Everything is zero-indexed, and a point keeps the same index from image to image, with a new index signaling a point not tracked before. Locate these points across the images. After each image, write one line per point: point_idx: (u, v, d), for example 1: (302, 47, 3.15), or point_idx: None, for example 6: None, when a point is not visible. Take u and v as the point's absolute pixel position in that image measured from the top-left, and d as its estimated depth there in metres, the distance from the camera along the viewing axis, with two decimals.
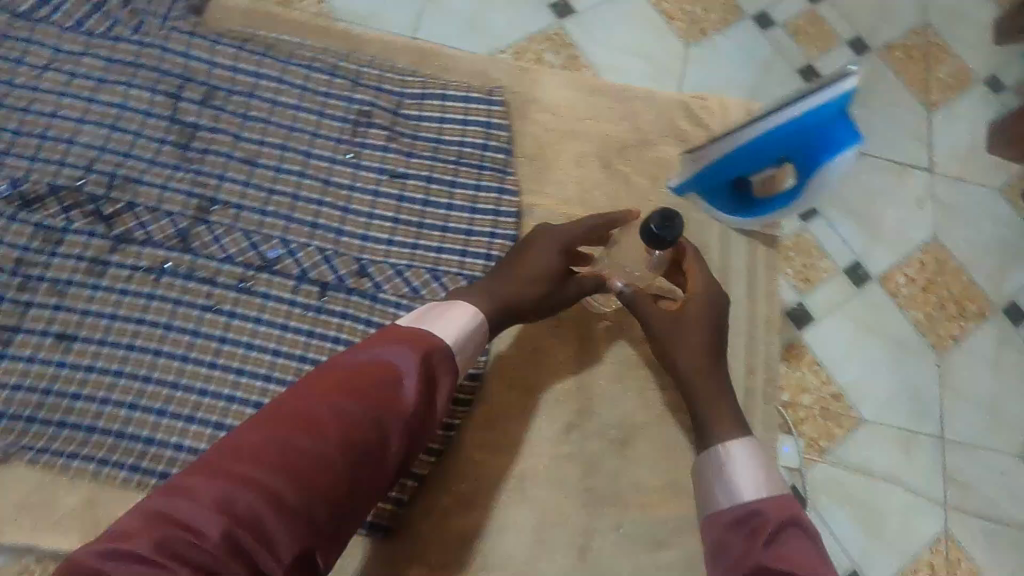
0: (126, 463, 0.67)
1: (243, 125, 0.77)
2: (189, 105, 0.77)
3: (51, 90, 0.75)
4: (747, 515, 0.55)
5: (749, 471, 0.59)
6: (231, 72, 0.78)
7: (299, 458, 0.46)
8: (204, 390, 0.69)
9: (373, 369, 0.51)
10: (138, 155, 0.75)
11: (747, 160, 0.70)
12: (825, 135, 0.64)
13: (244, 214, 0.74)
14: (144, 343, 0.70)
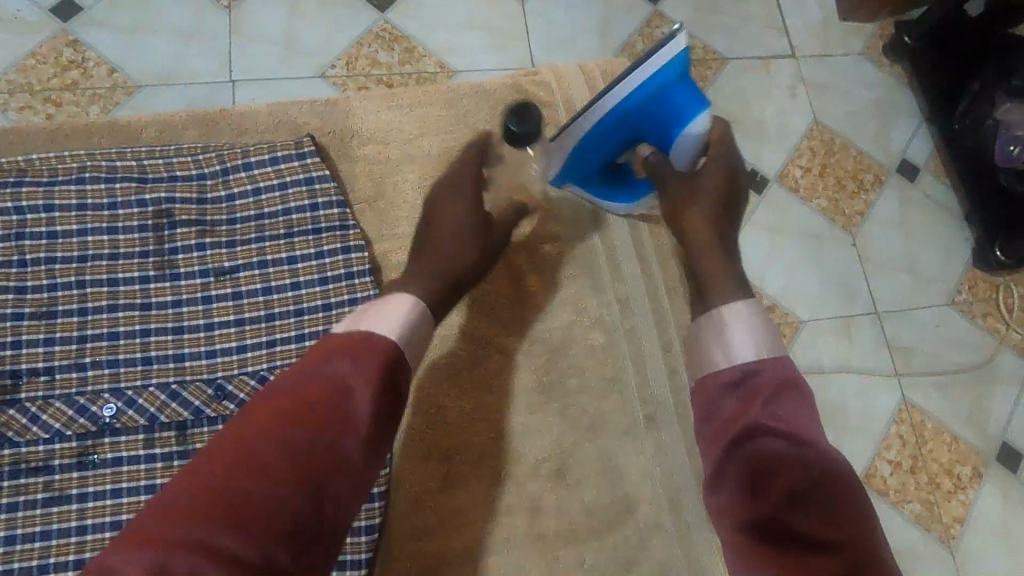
0: None
1: (30, 272, 0.69)
2: None
3: None
4: (756, 397, 0.48)
5: (757, 334, 0.51)
6: (34, 213, 0.70)
7: (251, 504, 0.41)
8: None
9: (321, 392, 0.46)
10: None
11: (592, 155, 0.66)
12: (663, 106, 0.60)
13: (57, 377, 0.67)
14: (16, 536, 0.63)
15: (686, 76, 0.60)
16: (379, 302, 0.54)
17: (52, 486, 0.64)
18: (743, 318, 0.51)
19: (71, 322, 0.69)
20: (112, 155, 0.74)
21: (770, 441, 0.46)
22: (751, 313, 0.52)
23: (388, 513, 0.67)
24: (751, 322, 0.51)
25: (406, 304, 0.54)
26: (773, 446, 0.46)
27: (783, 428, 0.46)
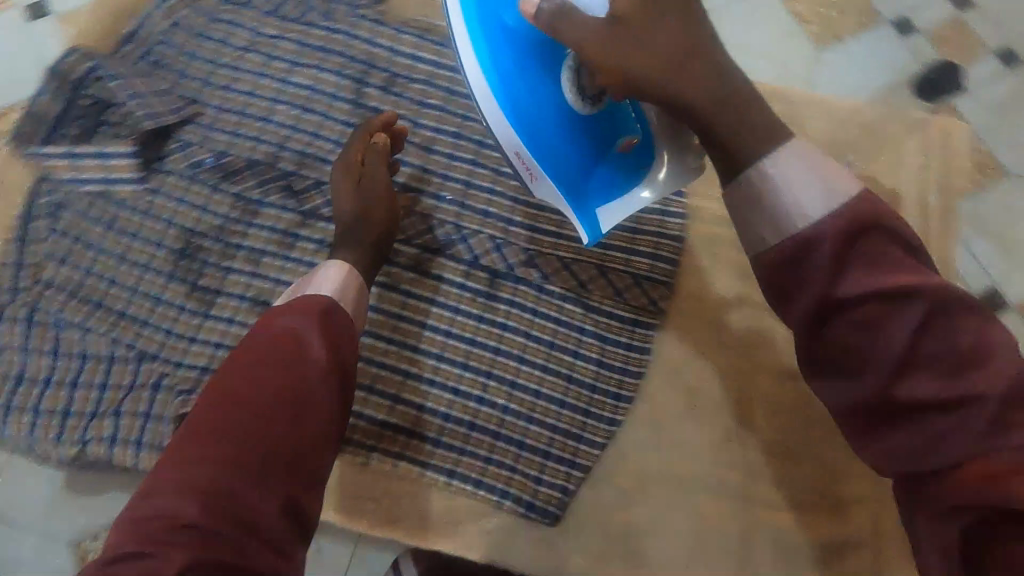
0: None
1: (420, 112, 0.84)
2: (372, 91, 0.85)
3: (365, 80, 0.85)
4: (893, 338, 0.43)
5: (814, 182, 0.45)
6: (433, 66, 0.85)
7: (226, 427, 0.48)
8: (415, 348, 0.76)
9: (266, 337, 0.54)
10: (327, 136, 0.83)
11: (491, 91, 0.55)
12: (502, 66, 0.55)
13: (421, 199, 0.80)
14: None
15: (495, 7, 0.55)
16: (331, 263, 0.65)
17: (388, 276, 0.79)
18: (787, 153, 0.47)
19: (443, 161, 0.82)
20: None
21: (917, 372, 0.42)
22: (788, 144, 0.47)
23: (624, 420, 0.76)
24: (794, 164, 0.46)
25: (341, 268, 0.64)
26: (917, 383, 0.42)
27: (924, 351, 0.42)
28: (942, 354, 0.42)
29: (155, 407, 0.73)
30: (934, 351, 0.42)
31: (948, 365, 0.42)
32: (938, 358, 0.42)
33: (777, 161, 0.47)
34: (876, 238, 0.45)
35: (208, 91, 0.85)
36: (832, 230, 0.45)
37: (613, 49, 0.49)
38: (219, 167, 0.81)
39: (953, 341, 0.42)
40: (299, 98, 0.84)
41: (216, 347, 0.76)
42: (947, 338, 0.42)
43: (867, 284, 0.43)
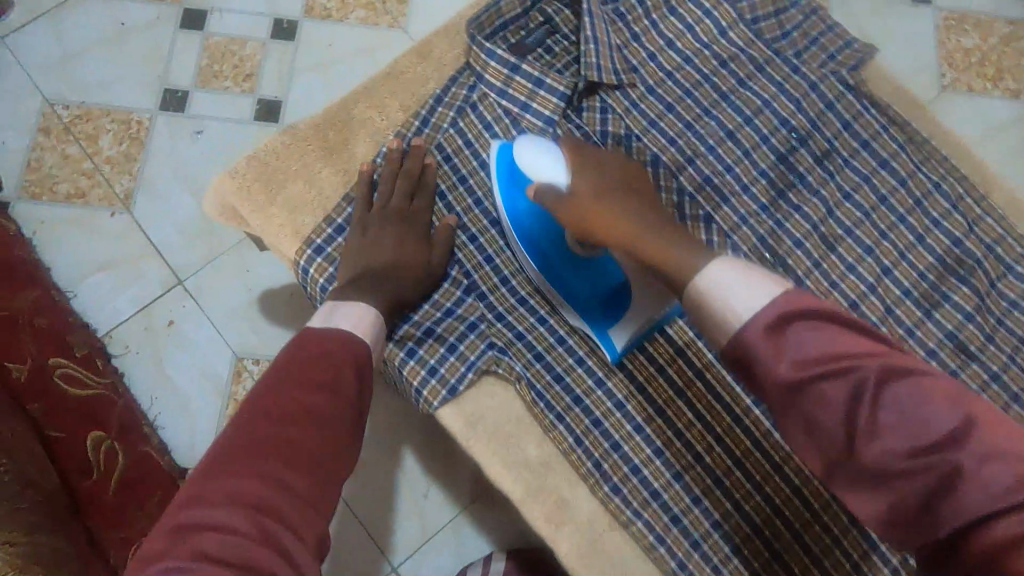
0: (597, 457, 0.67)
1: (841, 202, 0.76)
2: (805, 155, 0.77)
3: (802, 140, 0.77)
4: (851, 416, 0.44)
5: (743, 287, 0.47)
6: (878, 164, 0.76)
7: (266, 435, 0.52)
8: (742, 436, 0.69)
9: (303, 356, 0.58)
10: (737, 176, 0.76)
11: (581, 283, 0.68)
12: (522, 222, 0.69)
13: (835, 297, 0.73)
14: (674, 336, 0.72)
15: (515, 169, 0.68)
16: (347, 301, 0.63)
17: None
18: (721, 274, 0.48)
19: (851, 283, 0.73)
20: (967, 189, 0.77)
21: (892, 447, 0.42)
22: (717, 263, 0.49)
23: None
24: (720, 276, 0.48)
25: (358, 307, 0.63)
26: (889, 451, 0.42)
27: (888, 421, 0.43)
28: (895, 420, 0.43)
29: (464, 343, 0.69)
30: (896, 418, 0.43)
31: (925, 435, 0.42)
32: (905, 427, 0.42)
33: (710, 279, 0.48)
34: (841, 330, 0.45)
35: (649, 67, 0.78)
36: (781, 323, 0.45)
37: (604, 223, 0.59)
38: (626, 151, 0.75)
39: (924, 410, 0.42)
40: (731, 123, 0.77)
41: (542, 324, 0.71)
42: (916, 415, 0.42)
43: (810, 370, 0.44)
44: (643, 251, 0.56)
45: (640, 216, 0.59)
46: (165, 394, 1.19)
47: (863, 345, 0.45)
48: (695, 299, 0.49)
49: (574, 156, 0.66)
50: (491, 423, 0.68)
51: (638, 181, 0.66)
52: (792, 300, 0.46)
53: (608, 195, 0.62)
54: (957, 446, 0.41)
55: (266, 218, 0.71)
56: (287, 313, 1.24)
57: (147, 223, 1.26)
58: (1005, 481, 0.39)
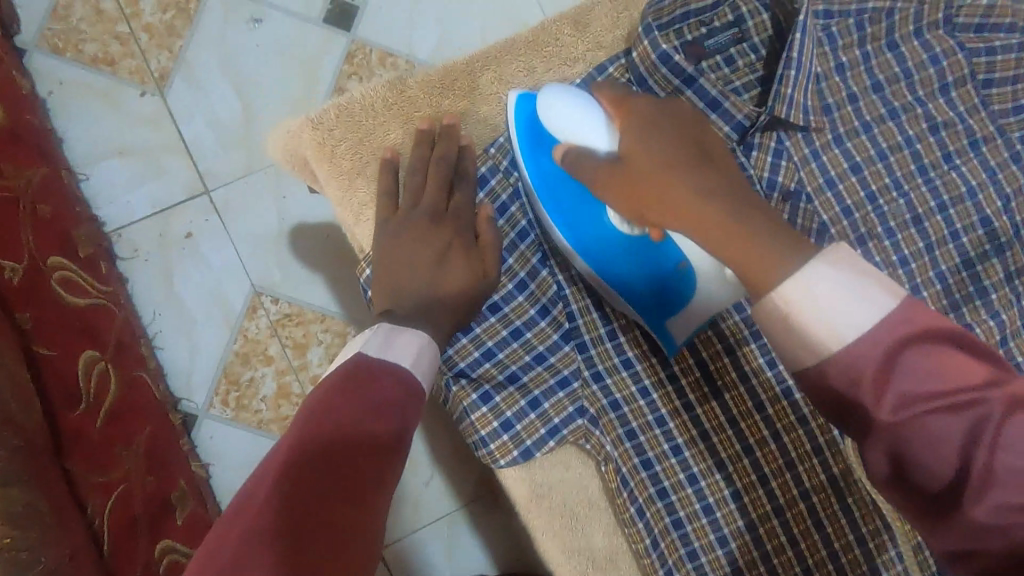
0: (670, 565, 0.57)
1: (1020, 332, 0.63)
2: (997, 266, 0.63)
3: (998, 247, 0.63)
4: (960, 455, 0.35)
5: (850, 298, 0.36)
6: None
7: (309, 486, 0.39)
8: None
9: (359, 400, 0.45)
10: (912, 270, 0.62)
11: (622, 258, 0.56)
12: (558, 191, 0.57)
13: None
14: (788, 447, 0.60)
15: (542, 124, 0.56)
16: (398, 330, 0.51)
17: None
18: (810, 280, 0.37)
19: None
20: None
21: (924, 414, 0.35)
22: (819, 260, 0.37)
23: None
24: (816, 286, 0.36)
25: (420, 339, 0.51)
26: (998, 504, 0.34)
27: (918, 391, 0.35)
28: (936, 395, 0.34)
29: (550, 401, 0.57)
30: (931, 391, 0.34)
31: (950, 405, 0.34)
32: (1023, 476, 0.34)
33: (799, 288, 0.37)
34: (955, 357, 0.35)
35: (845, 111, 0.63)
36: (891, 348, 0.35)
37: (649, 191, 0.47)
38: (790, 213, 0.61)
39: (957, 377, 0.35)
40: (922, 206, 0.63)
41: (643, 396, 0.59)
42: (947, 382, 0.35)
43: (911, 405, 0.35)
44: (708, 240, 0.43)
45: (703, 192, 0.44)
46: (169, 311, 1.07)
47: (975, 372, 0.35)
48: (779, 311, 0.37)
49: (618, 107, 0.53)
50: (560, 493, 0.58)
51: (709, 141, 0.51)
52: (906, 321, 0.35)
53: (670, 160, 0.47)
54: (977, 402, 0.34)
55: (347, 190, 0.59)
56: (318, 254, 1.11)
57: (180, 113, 1.09)
58: (1023, 447, 0.34)
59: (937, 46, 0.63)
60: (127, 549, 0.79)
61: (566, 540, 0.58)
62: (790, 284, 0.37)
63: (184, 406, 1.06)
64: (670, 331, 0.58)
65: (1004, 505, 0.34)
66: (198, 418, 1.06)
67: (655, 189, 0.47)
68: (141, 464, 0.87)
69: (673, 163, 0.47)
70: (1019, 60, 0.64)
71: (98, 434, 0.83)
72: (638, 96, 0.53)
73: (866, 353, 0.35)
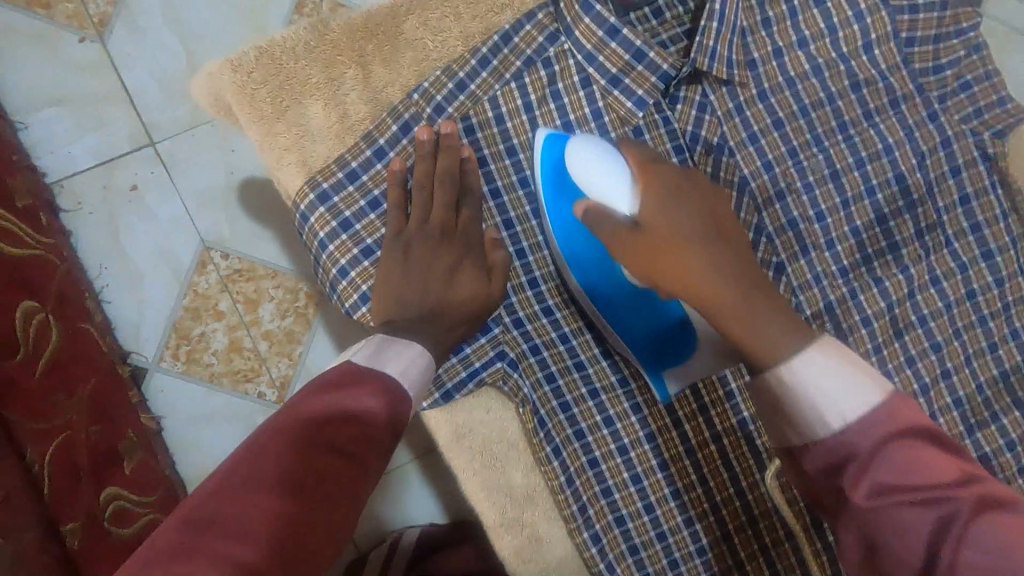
0: (583, 500, 0.60)
1: (925, 285, 0.66)
2: (909, 222, 0.66)
3: (911, 203, 0.65)
4: (930, 548, 0.37)
5: (845, 390, 0.40)
6: (981, 254, 0.66)
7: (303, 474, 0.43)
8: (744, 514, 0.63)
9: (336, 408, 0.46)
10: (828, 223, 0.65)
11: (635, 315, 0.58)
12: (573, 238, 0.59)
13: None
14: (702, 392, 0.63)
15: (567, 168, 0.57)
16: (396, 339, 0.51)
17: None
18: (806, 361, 0.42)
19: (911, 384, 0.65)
20: None
21: (896, 503, 0.38)
22: (812, 348, 0.43)
23: None
24: (824, 381, 0.41)
25: (410, 349, 0.51)
26: None
27: (894, 482, 0.38)
28: (910, 486, 0.38)
29: (472, 346, 0.59)
30: (905, 484, 0.38)
31: (924, 495, 0.38)
32: (987, 573, 0.36)
33: (794, 370, 0.42)
34: (920, 450, 0.39)
35: (769, 66, 0.64)
36: (875, 442, 0.39)
37: (660, 254, 0.51)
38: (712, 166, 0.63)
39: (928, 473, 0.38)
40: (841, 162, 0.65)
41: (563, 341, 0.62)
42: (1012, 567, 0.35)
43: (887, 493, 0.38)
44: (723, 323, 0.48)
45: (714, 267, 0.49)
46: (116, 266, 1.06)
47: (949, 469, 0.39)
48: (773, 388, 0.43)
49: (643, 169, 0.55)
50: (481, 433, 0.61)
51: (727, 224, 0.53)
52: (896, 413, 0.40)
53: (684, 225, 0.52)
54: (946, 499, 0.37)
55: (268, 134, 0.58)
56: (267, 208, 1.10)
57: (121, 60, 1.06)
58: (987, 544, 0.36)
59: (862, 3, 0.64)
60: (68, 495, 0.81)
61: (487, 479, 0.61)
62: (788, 365, 0.43)
63: (133, 359, 1.06)
64: (665, 377, 0.59)
65: None
66: (147, 371, 1.07)
67: (693, 273, 0.49)
68: (84, 413, 0.87)
69: (696, 238, 0.51)
70: (940, 19, 0.65)
71: (38, 383, 0.83)
72: (662, 165, 0.55)
73: (859, 432, 0.40)
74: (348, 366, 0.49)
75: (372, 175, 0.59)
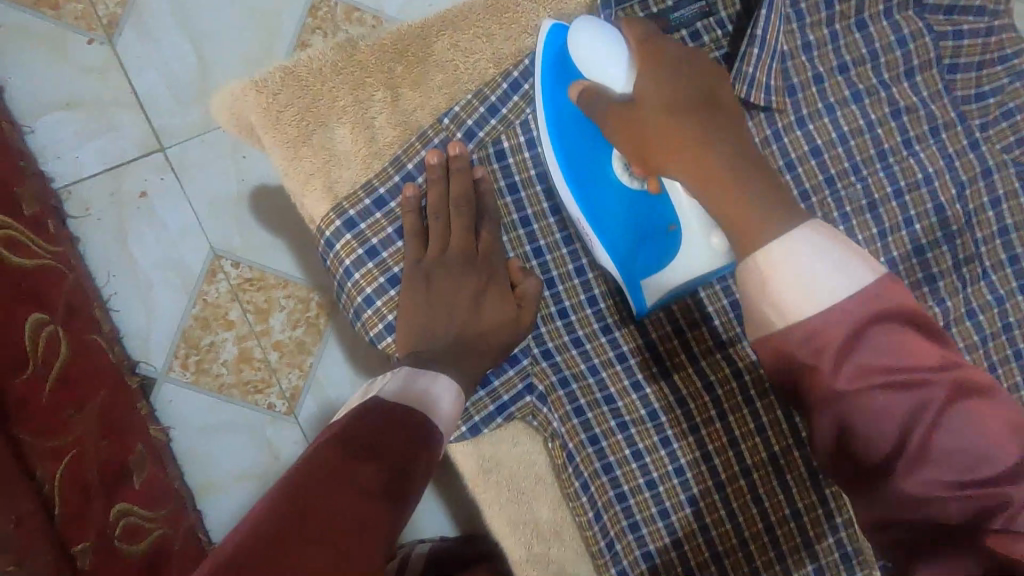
0: (610, 536, 0.59)
1: (961, 318, 0.65)
2: (947, 254, 0.64)
3: (949, 235, 0.64)
4: (903, 430, 0.37)
5: (831, 272, 0.39)
6: (1019, 287, 0.65)
7: (328, 521, 0.40)
8: (773, 550, 0.62)
9: (360, 442, 0.44)
10: (863, 254, 0.63)
11: (618, 215, 0.55)
12: (564, 128, 0.56)
13: None
14: (733, 427, 0.62)
15: (569, 58, 0.54)
16: (424, 371, 0.51)
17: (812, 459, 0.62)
18: (792, 241, 0.41)
19: None
20: None
21: (874, 387, 0.37)
22: (803, 227, 0.41)
23: None
24: (808, 256, 0.40)
25: (437, 379, 0.51)
26: (929, 477, 0.37)
27: (876, 363, 0.37)
28: (893, 368, 0.37)
29: (500, 379, 0.58)
30: (887, 365, 0.37)
31: (910, 384, 0.37)
32: (955, 455, 0.36)
33: (781, 250, 0.41)
34: (909, 338, 0.38)
35: (809, 91, 0.62)
36: (863, 321, 0.38)
37: (651, 137, 0.49)
38: None
39: (914, 357, 0.37)
40: (878, 192, 0.63)
41: (593, 374, 0.60)
42: (976, 445, 0.36)
43: (867, 376, 0.37)
44: (698, 181, 0.47)
45: (706, 140, 0.47)
46: (125, 274, 1.04)
47: (931, 355, 0.38)
48: (758, 274, 0.41)
49: (643, 45, 0.51)
50: (508, 466, 0.59)
51: (723, 90, 0.51)
52: (883, 295, 0.38)
53: (678, 107, 0.49)
54: (927, 384, 0.37)
55: (294, 158, 0.57)
56: (280, 216, 1.08)
57: (131, 64, 1.03)
58: (956, 423, 0.37)
59: (904, 28, 0.62)
60: (80, 508, 0.79)
61: (512, 513, 0.60)
62: (774, 245, 0.41)
63: (142, 369, 1.05)
64: (643, 288, 0.57)
65: (930, 479, 0.37)
66: (157, 381, 1.05)
67: (670, 126, 0.48)
68: (94, 427, 0.86)
69: (694, 112, 0.49)
70: (984, 45, 0.63)
71: (48, 397, 0.81)
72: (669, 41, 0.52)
73: (844, 314, 0.38)
74: (371, 400, 0.48)
75: (400, 202, 0.58)
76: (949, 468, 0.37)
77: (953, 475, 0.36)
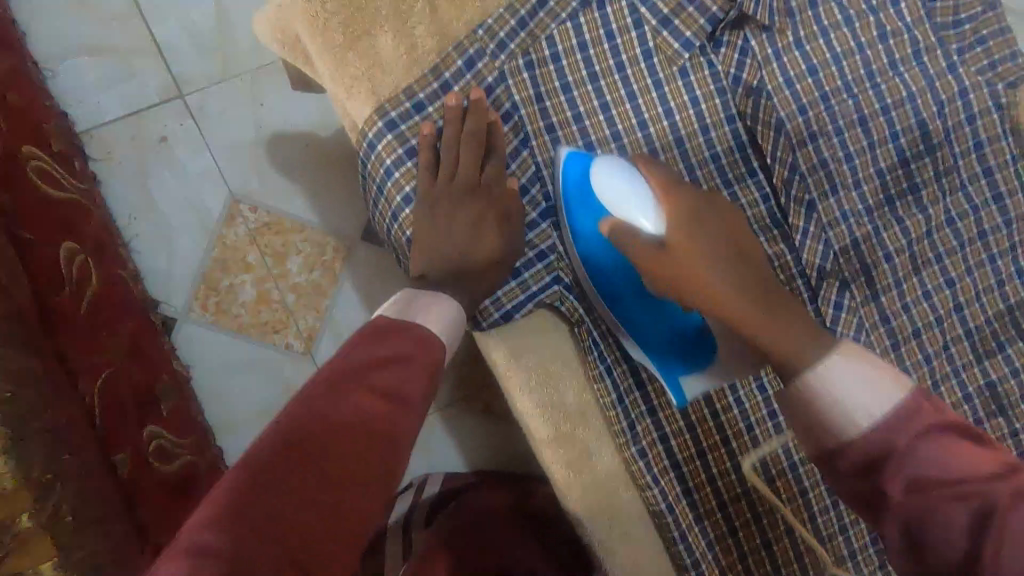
0: (629, 414, 0.66)
1: (941, 225, 0.71)
2: (928, 166, 0.71)
3: (930, 148, 0.70)
4: (896, 457, 0.41)
5: (831, 353, 0.44)
6: (991, 197, 0.72)
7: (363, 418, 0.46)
8: (777, 433, 0.68)
9: (378, 354, 0.50)
10: (855, 165, 0.70)
11: (632, 286, 0.62)
12: (576, 215, 0.62)
13: (903, 317, 0.71)
14: None
15: (576, 161, 0.62)
16: (426, 293, 0.58)
17: None
18: (804, 339, 0.46)
19: (925, 316, 0.71)
20: None
21: (862, 429, 0.42)
22: (805, 328, 0.47)
23: None
24: (811, 341, 0.46)
25: (452, 298, 0.57)
26: (923, 487, 0.40)
27: (856, 405, 0.42)
28: (875, 415, 0.42)
29: (529, 271, 0.64)
30: (870, 411, 0.42)
31: (891, 434, 0.42)
32: (942, 470, 0.40)
33: (797, 350, 0.46)
34: (883, 384, 0.43)
35: (806, 15, 0.68)
36: (847, 378, 0.43)
37: (657, 241, 0.56)
38: (752, 108, 0.68)
39: (889, 401, 0.42)
40: (868, 108, 0.69)
41: None
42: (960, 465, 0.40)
43: (856, 423, 0.42)
44: (712, 295, 0.53)
45: (696, 232, 0.56)
46: (145, 217, 1.07)
47: (901, 395, 0.42)
48: (782, 359, 0.46)
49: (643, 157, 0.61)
50: (538, 354, 0.64)
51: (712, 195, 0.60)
52: (879, 376, 0.43)
53: (668, 188, 0.59)
54: (904, 423, 0.42)
55: (339, 64, 0.61)
56: (295, 162, 1.11)
57: (150, 12, 1.06)
58: (940, 448, 0.41)
59: None
60: (118, 424, 0.82)
61: (541, 397, 0.64)
62: (793, 344, 0.46)
63: (163, 309, 1.08)
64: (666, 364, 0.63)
65: (931, 493, 0.40)
66: (177, 321, 1.08)
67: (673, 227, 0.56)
68: (125, 352, 0.89)
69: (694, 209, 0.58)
70: None
71: (83, 319, 0.84)
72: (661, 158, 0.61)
73: (847, 390, 0.43)
74: (383, 319, 0.53)
75: (438, 107, 0.63)
76: (941, 478, 0.40)
77: (947, 488, 0.40)
